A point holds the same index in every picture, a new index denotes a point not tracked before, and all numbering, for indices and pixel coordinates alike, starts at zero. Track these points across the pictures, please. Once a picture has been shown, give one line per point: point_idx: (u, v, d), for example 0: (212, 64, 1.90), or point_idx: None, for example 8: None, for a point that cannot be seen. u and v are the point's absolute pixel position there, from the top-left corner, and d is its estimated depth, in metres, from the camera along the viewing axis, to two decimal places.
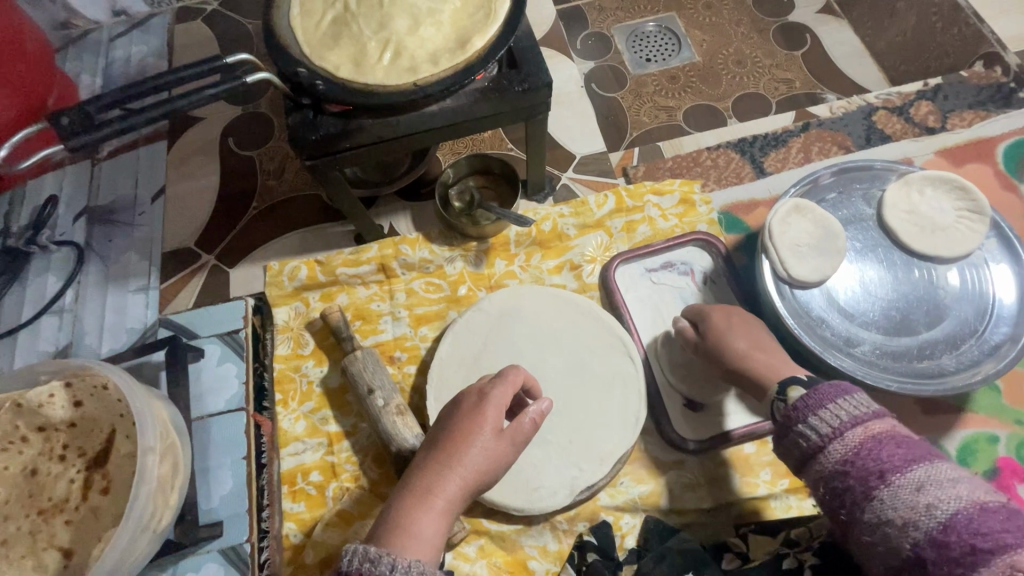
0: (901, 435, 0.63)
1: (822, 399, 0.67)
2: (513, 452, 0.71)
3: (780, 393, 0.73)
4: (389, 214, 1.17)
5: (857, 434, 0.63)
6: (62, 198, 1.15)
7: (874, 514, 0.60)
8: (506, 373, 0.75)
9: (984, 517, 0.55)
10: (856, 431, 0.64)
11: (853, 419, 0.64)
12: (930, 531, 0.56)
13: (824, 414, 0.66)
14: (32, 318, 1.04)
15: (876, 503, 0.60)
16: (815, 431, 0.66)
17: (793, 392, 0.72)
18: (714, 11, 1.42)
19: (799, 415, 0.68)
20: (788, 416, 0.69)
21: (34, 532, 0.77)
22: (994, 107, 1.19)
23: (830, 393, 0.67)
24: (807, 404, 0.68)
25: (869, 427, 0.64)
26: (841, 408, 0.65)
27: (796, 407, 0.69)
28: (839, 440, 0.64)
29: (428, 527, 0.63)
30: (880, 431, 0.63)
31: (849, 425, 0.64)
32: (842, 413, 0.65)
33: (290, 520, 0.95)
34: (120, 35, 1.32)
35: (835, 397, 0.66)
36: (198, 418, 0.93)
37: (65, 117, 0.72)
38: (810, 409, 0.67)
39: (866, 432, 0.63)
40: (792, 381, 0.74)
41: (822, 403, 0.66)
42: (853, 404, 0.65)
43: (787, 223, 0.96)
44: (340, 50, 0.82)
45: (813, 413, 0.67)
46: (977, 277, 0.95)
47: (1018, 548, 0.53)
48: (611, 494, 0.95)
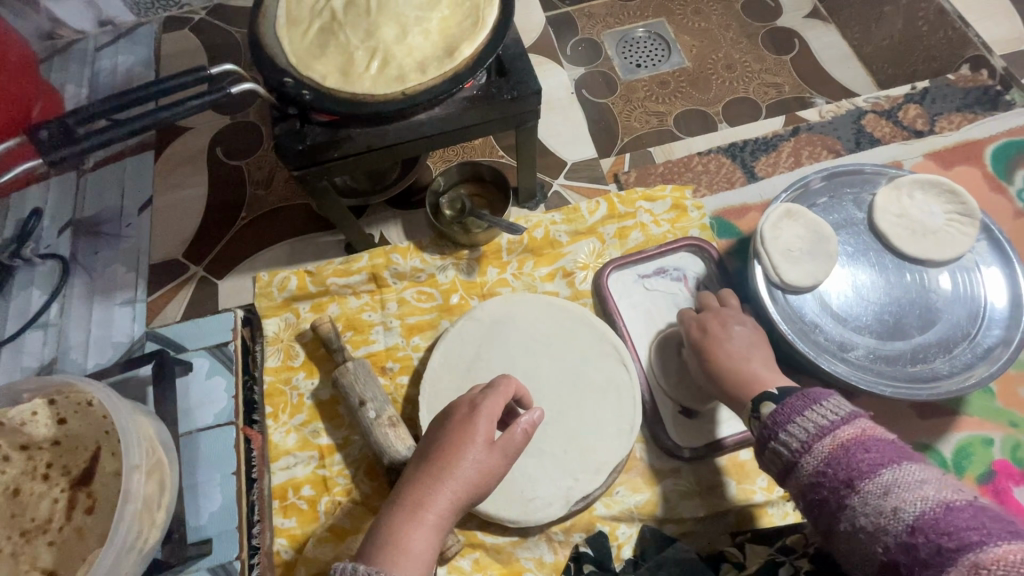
0: (871, 438, 0.62)
1: (791, 414, 0.67)
2: (505, 464, 0.70)
3: (755, 409, 0.75)
4: (380, 223, 1.16)
5: (827, 443, 0.63)
6: (47, 210, 1.13)
7: (848, 522, 0.60)
8: (497, 384, 0.74)
9: (950, 516, 0.54)
10: (824, 440, 0.63)
11: (820, 428, 0.64)
12: (901, 536, 0.56)
13: (792, 429, 0.66)
14: (15, 333, 1.02)
15: (848, 511, 0.60)
16: (786, 446, 0.66)
17: (764, 409, 0.73)
18: (703, 16, 1.43)
19: (772, 431, 0.68)
20: (762, 433, 0.70)
21: (16, 554, 0.75)
22: (981, 110, 1.20)
23: (798, 406, 0.67)
24: (777, 421, 0.68)
25: (835, 434, 0.63)
26: (808, 420, 0.66)
27: (766, 424, 0.70)
28: (809, 452, 0.64)
29: (419, 544, 0.62)
30: (847, 437, 0.62)
31: (817, 436, 0.64)
32: (809, 424, 0.65)
33: (281, 536, 0.93)
34: (106, 44, 1.31)
35: (803, 409, 0.67)
36: (186, 433, 0.93)
37: (43, 131, 0.71)
38: (779, 425, 0.68)
39: (832, 440, 0.63)
40: (765, 395, 0.75)
41: (790, 419, 0.67)
42: (820, 412, 0.65)
43: (779, 227, 0.96)
44: (327, 60, 0.81)
45: (782, 429, 0.67)
46: (968, 280, 0.95)
47: (986, 545, 0.51)
48: (607, 504, 0.94)
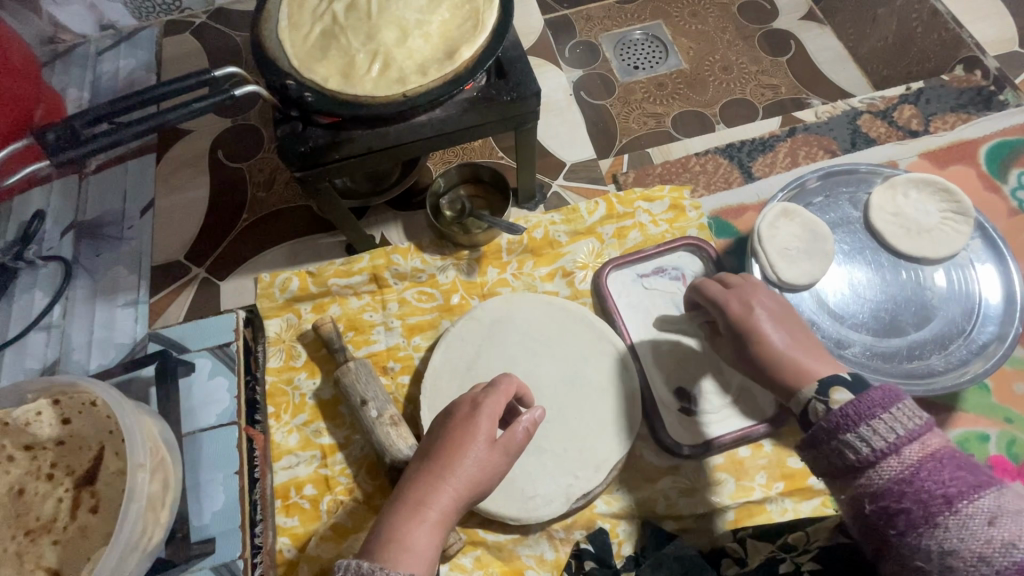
0: (958, 455, 0.58)
1: (877, 407, 0.60)
2: (506, 462, 0.70)
3: (821, 393, 0.66)
4: (381, 224, 1.17)
5: (915, 451, 0.58)
6: (49, 212, 1.14)
7: (935, 541, 0.55)
8: (499, 383, 0.75)
9: None
10: (913, 447, 0.58)
11: (908, 434, 0.58)
12: (1005, 567, 0.51)
13: (876, 425, 0.59)
14: (18, 334, 1.03)
15: (937, 530, 0.55)
16: (866, 443, 0.59)
17: (837, 395, 0.65)
18: (700, 19, 1.44)
19: (847, 424, 0.61)
20: (831, 425, 0.62)
21: (21, 553, 0.76)
22: (976, 110, 1.21)
23: (884, 401, 0.60)
24: (858, 413, 0.60)
25: (925, 445, 0.58)
26: (896, 420, 0.59)
27: (844, 414, 0.61)
28: (895, 456, 0.58)
29: (422, 541, 0.63)
30: (937, 449, 0.58)
31: (906, 441, 0.58)
32: (897, 426, 0.59)
33: (284, 535, 0.93)
34: (108, 48, 1.32)
35: (887, 407, 0.59)
36: (188, 433, 0.93)
37: (50, 133, 0.71)
38: (859, 419, 0.60)
39: (922, 450, 0.58)
40: (832, 381, 0.66)
41: (875, 413, 0.59)
42: (908, 416, 0.59)
43: (775, 226, 0.97)
44: (329, 62, 0.82)
45: (864, 422, 0.60)
46: (962, 277, 0.96)
47: None
48: (607, 501, 0.95)
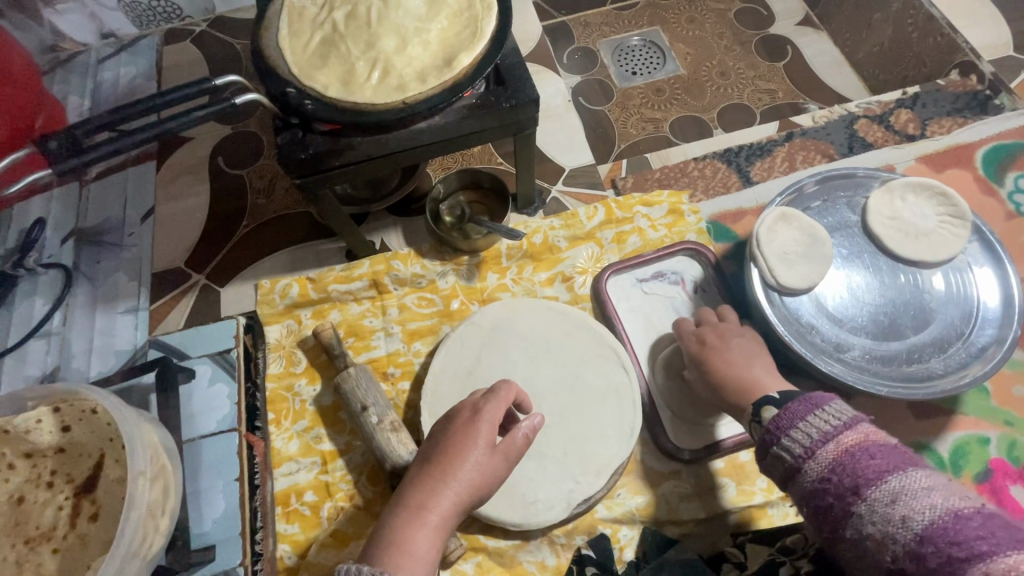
0: (875, 445, 0.62)
1: (794, 418, 0.67)
2: (506, 467, 0.70)
3: (757, 414, 0.74)
4: (381, 230, 1.18)
5: (830, 449, 0.63)
6: (50, 220, 1.14)
7: (854, 529, 0.60)
8: (498, 389, 0.75)
9: (959, 525, 0.54)
10: (828, 446, 0.63)
11: (823, 434, 0.64)
12: (909, 543, 0.56)
13: (795, 434, 0.66)
14: (18, 342, 1.03)
15: (854, 518, 0.60)
16: (789, 451, 0.66)
17: (767, 414, 0.73)
18: (697, 25, 1.45)
19: (773, 436, 0.68)
20: (762, 438, 0.70)
21: (20, 562, 0.75)
22: (971, 114, 1.22)
23: (800, 412, 0.67)
24: (780, 425, 0.68)
25: (839, 441, 0.63)
26: (810, 425, 0.65)
27: (769, 429, 0.69)
28: (812, 458, 0.64)
29: (423, 545, 0.63)
30: (852, 444, 0.62)
31: (820, 442, 0.64)
32: (812, 430, 0.65)
33: (285, 541, 0.93)
34: (108, 56, 1.32)
35: (805, 415, 0.66)
36: (188, 440, 0.93)
37: (53, 142, 0.72)
38: (781, 430, 0.67)
39: (836, 446, 0.63)
40: (766, 400, 0.74)
41: (793, 423, 0.67)
42: (823, 417, 0.65)
43: (774, 231, 0.98)
44: (329, 70, 0.82)
45: (785, 433, 0.67)
46: (960, 280, 0.97)
47: (997, 555, 0.51)
48: (608, 506, 0.95)
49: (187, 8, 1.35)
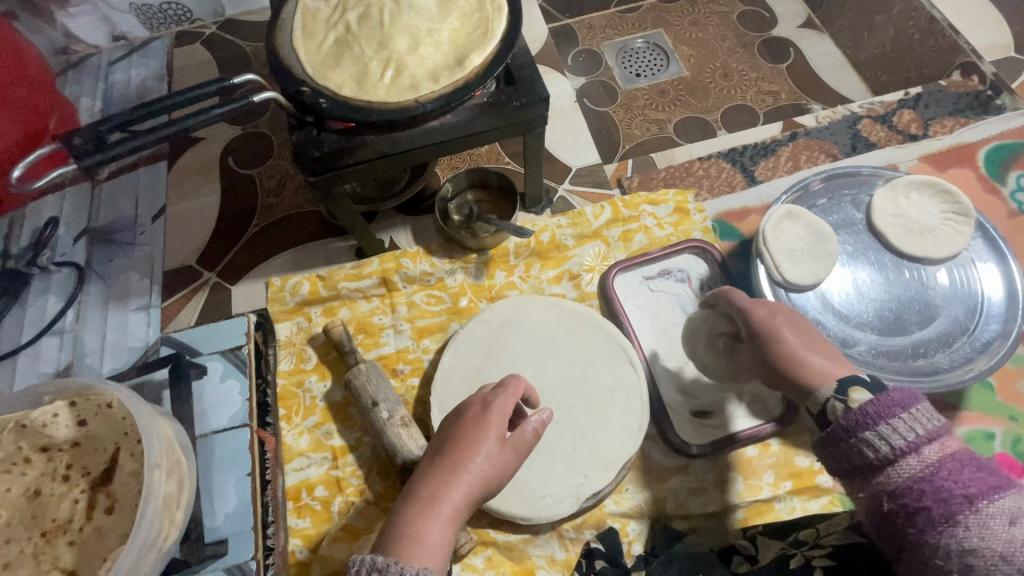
0: (976, 458, 0.59)
1: (895, 406, 0.60)
2: (516, 461, 0.71)
3: (840, 392, 0.66)
4: (390, 229, 1.19)
5: (935, 450, 0.58)
6: (62, 219, 1.16)
7: (953, 539, 0.55)
8: (507, 385, 0.76)
9: None
10: (932, 446, 0.58)
11: (928, 433, 0.58)
12: None
13: (897, 425, 0.59)
14: (32, 339, 1.04)
15: (957, 527, 0.55)
16: (886, 442, 0.59)
17: (856, 394, 0.65)
18: (700, 27, 1.47)
19: (868, 423, 0.61)
20: (852, 424, 0.62)
21: (37, 554, 0.76)
22: (973, 114, 1.23)
23: (904, 402, 0.60)
24: (880, 413, 0.60)
25: (945, 445, 0.58)
26: (916, 421, 0.59)
27: (863, 413, 0.62)
28: (914, 455, 0.58)
29: (436, 535, 0.63)
30: (956, 451, 0.58)
31: (926, 441, 0.58)
32: (917, 426, 0.59)
33: (296, 536, 0.94)
34: (119, 58, 1.34)
35: (908, 408, 0.60)
36: (200, 436, 0.93)
37: (76, 137, 0.73)
38: (881, 419, 0.60)
39: (942, 450, 0.58)
40: (850, 381, 0.67)
41: (896, 412, 0.59)
42: (927, 415, 0.59)
43: (780, 228, 0.99)
44: (343, 70, 0.84)
45: (885, 422, 0.60)
46: (964, 276, 0.98)
47: None
48: (617, 500, 0.96)
49: (197, 11, 1.36)
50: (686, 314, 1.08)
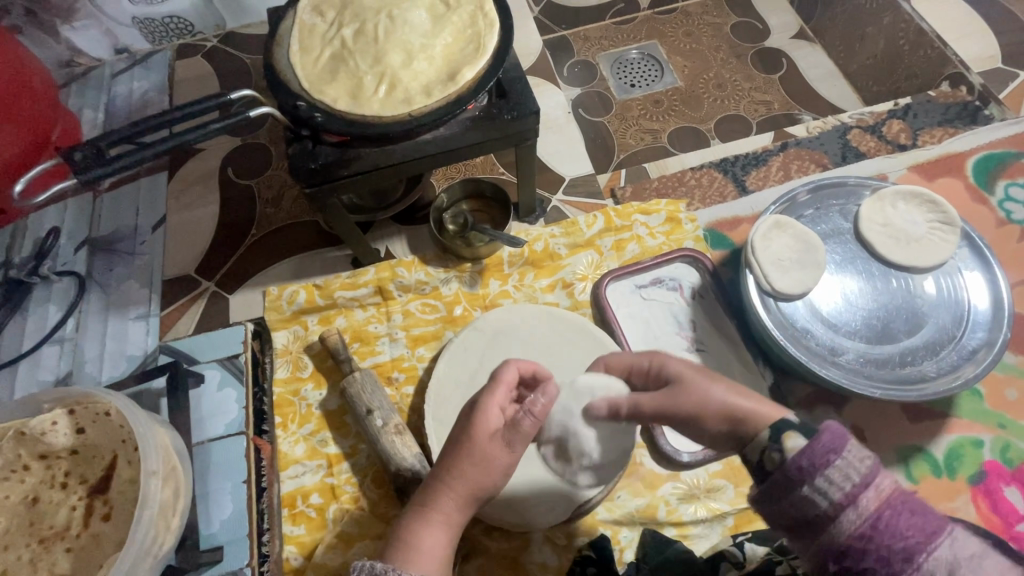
0: (913, 497, 0.53)
1: (828, 452, 0.53)
2: (511, 455, 0.68)
3: (773, 439, 0.58)
4: (386, 238, 1.21)
5: (872, 498, 0.52)
6: (64, 229, 1.18)
7: None
8: (498, 373, 0.72)
9: None
10: (870, 493, 0.52)
11: (864, 478, 0.52)
12: None
13: (833, 474, 0.53)
14: (33, 347, 1.06)
15: None
16: (823, 496, 0.53)
17: (789, 442, 0.57)
18: (694, 38, 1.49)
19: (804, 475, 0.54)
20: (785, 476, 0.55)
21: (34, 561, 0.78)
22: (962, 124, 1.25)
23: (835, 442, 0.54)
24: (813, 463, 0.54)
25: (880, 488, 0.53)
26: (850, 466, 0.53)
27: (798, 465, 0.54)
28: (853, 507, 0.52)
29: (430, 542, 0.65)
30: (892, 491, 0.53)
31: (862, 488, 0.52)
32: (851, 471, 0.53)
33: (291, 543, 0.95)
34: (122, 71, 1.36)
35: (839, 449, 0.53)
36: (198, 443, 0.95)
37: (77, 152, 0.74)
38: (815, 468, 0.53)
39: (877, 495, 0.52)
40: (783, 423, 0.59)
41: (830, 460, 0.53)
42: (859, 455, 0.53)
43: (769, 239, 1.00)
44: (338, 84, 0.85)
45: (820, 473, 0.53)
46: (951, 284, 0.99)
47: None
48: (609, 508, 0.97)
49: (199, 24, 1.39)
50: (678, 322, 1.09)
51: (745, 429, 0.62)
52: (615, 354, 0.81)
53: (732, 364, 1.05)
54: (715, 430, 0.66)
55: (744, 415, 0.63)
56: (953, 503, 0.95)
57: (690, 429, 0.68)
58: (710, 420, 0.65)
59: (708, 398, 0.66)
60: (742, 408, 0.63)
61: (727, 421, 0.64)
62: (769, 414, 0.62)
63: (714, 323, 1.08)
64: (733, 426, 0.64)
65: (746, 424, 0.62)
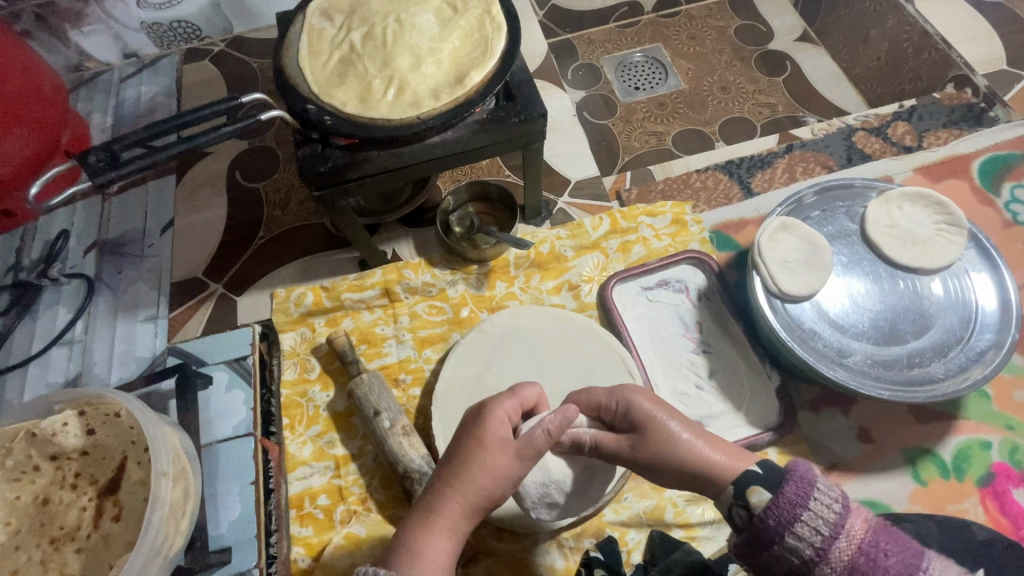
0: (883, 538, 0.55)
1: (794, 508, 0.56)
2: (518, 465, 0.68)
3: (739, 495, 0.61)
4: (392, 240, 1.21)
5: (844, 548, 0.55)
6: (73, 232, 1.19)
7: None
8: (517, 390, 0.74)
9: None
10: (840, 543, 0.55)
11: (832, 528, 0.55)
12: None
13: (801, 530, 0.56)
14: (42, 349, 1.07)
15: None
16: (798, 551, 0.56)
17: (755, 497, 0.60)
18: (697, 41, 1.49)
19: (776, 533, 0.57)
20: (760, 535, 0.58)
21: (44, 561, 0.78)
22: (967, 126, 1.25)
23: (798, 499, 0.57)
24: (781, 521, 0.57)
25: (850, 535, 0.55)
26: (816, 519, 0.56)
27: (769, 523, 0.57)
28: (827, 559, 0.55)
29: (433, 548, 0.64)
30: (863, 537, 0.55)
31: (832, 539, 0.55)
32: (819, 524, 0.55)
33: (298, 544, 0.94)
34: (130, 75, 1.37)
35: (804, 505, 0.56)
36: (206, 444, 0.97)
37: (91, 156, 0.75)
38: (785, 526, 0.56)
39: (848, 542, 0.55)
40: (747, 479, 0.62)
41: (796, 517, 0.56)
42: (825, 508, 0.56)
43: (775, 241, 1.01)
44: (347, 88, 0.86)
45: (790, 529, 0.56)
46: (958, 286, 0.99)
47: None
48: (616, 509, 0.97)
49: (207, 28, 1.40)
50: (684, 323, 1.09)
51: (708, 485, 0.66)
52: (584, 392, 0.78)
53: (738, 366, 1.05)
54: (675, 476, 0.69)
55: (707, 471, 0.66)
56: (962, 505, 0.95)
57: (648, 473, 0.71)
58: (668, 470, 0.69)
59: (672, 450, 0.69)
60: (705, 464, 0.66)
61: (689, 472, 0.68)
62: (730, 468, 0.66)
63: (720, 324, 1.09)
64: (693, 478, 0.67)
65: (708, 476, 0.66)
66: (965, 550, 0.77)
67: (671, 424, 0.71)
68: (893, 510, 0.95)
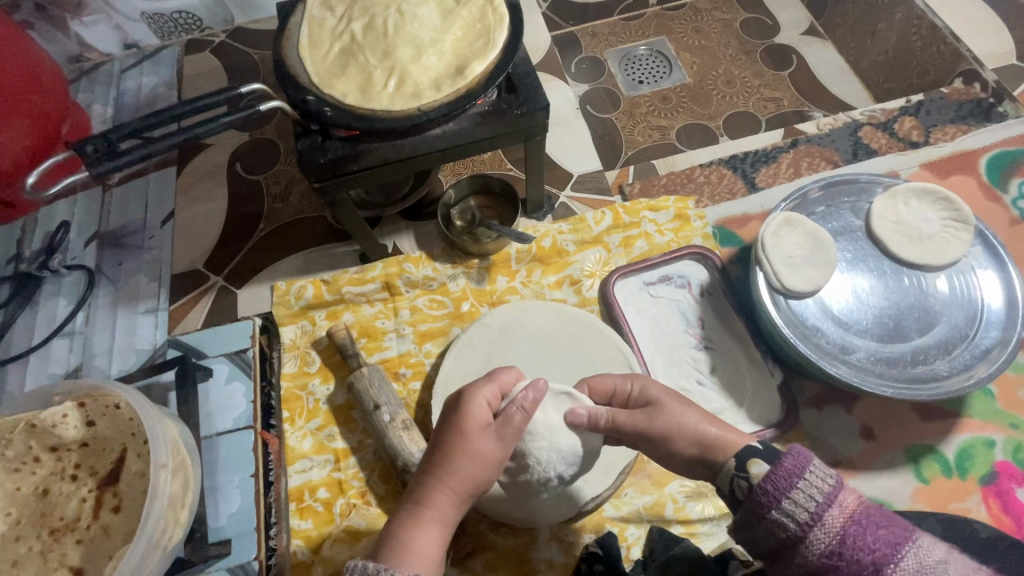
0: (877, 513, 0.55)
1: (791, 476, 0.57)
2: (501, 448, 0.68)
3: (740, 468, 0.62)
4: (393, 234, 1.21)
5: (837, 515, 0.54)
6: (74, 223, 1.19)
7: None
8: (496, 373, 0.73)
9: None
10: (834, 511, 0.55)
11: (825, 497, 0.55)
12: None
13: (796, 496, 0.56)
14: (43, 341, 1.07)
15: None
16: (791, 517, 0.56)
17: (754, 469, 0.60)
18: (703, 34, 1.48)
19: (771, 500, 0.57)
20: (754, 503, 0.58)
21: (45, 552, 0.78)
22: (975, 121, 1.23)
23: (795, 468, 0.57)
24: (777, 487, 0.57)
25: (844, 505, 0.55)
26: (811, 486, 0.56)
27: (765, 490, 0.58)
28: (819, 525, 0.54)
29: (423, 542, 0.63)
30: (856, 508, 0.55)
31: (825, 507, 0.55)
32: (813, 491, 0.55)
33: (297, 537, 0.94)
34: (131, 66, 1.37)
35: (800, 474, 0.56)
36: (206, 437, 0.97)
37: (89, 145, 0.74)
38: (780, 492, 0.56)
39: (842, 511, 0.55)
40: (750, 452, 0.62)
41: (792, 483, 0.56)
42: (820, 479, 0.56)
43: (779, 236, 1.00)
44: (347, 79, 0.85)
45: (785, 496, 0.56)
46: (964, 283, 0.98)
47: None
48: (616, 505, 0.97)
49: (207, 19, 1.39)
50: (687, 319, 1.08)
51: (715, 457, 0.66)
52: (599, 376, 0.80)
53: (740, 362, 1.04)
54: (682, 457, 0.69)
55: (717, 442, 0.67)
56: (964, 503, 0.94)
57: (657, 451, 0.72)
58: (675, 447, 0.69)
59: (679, 427, 0.70)
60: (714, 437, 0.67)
61: (694, 450, 0.68)
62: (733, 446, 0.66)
63: (723, 321, 1.08)
64: (699, 455, 0.68)
65: (714, 449, 0.66)
66: (970, 549, 0.76)
67: (683, 402, 0.73)
68: (895, 507, 0.94)
